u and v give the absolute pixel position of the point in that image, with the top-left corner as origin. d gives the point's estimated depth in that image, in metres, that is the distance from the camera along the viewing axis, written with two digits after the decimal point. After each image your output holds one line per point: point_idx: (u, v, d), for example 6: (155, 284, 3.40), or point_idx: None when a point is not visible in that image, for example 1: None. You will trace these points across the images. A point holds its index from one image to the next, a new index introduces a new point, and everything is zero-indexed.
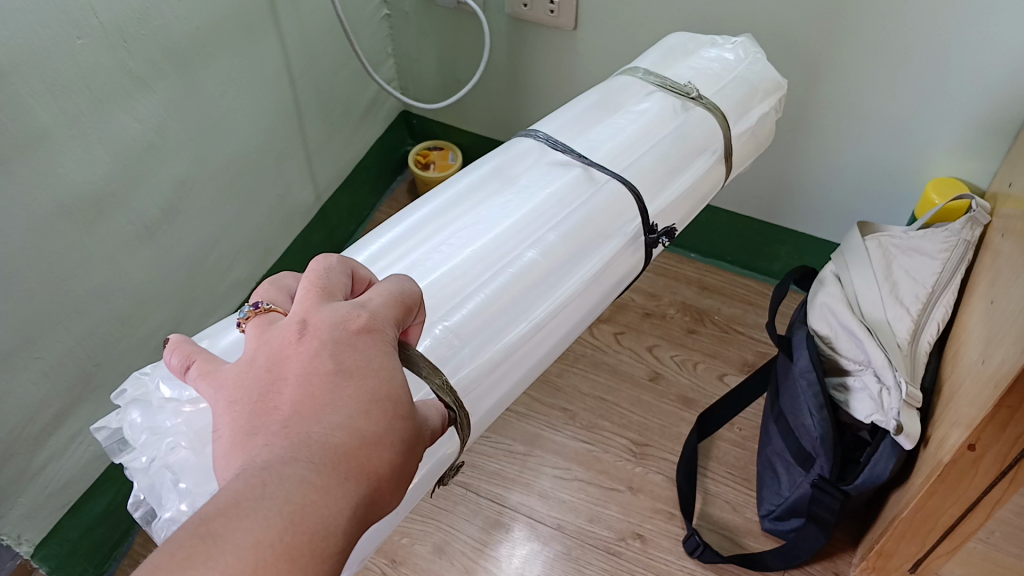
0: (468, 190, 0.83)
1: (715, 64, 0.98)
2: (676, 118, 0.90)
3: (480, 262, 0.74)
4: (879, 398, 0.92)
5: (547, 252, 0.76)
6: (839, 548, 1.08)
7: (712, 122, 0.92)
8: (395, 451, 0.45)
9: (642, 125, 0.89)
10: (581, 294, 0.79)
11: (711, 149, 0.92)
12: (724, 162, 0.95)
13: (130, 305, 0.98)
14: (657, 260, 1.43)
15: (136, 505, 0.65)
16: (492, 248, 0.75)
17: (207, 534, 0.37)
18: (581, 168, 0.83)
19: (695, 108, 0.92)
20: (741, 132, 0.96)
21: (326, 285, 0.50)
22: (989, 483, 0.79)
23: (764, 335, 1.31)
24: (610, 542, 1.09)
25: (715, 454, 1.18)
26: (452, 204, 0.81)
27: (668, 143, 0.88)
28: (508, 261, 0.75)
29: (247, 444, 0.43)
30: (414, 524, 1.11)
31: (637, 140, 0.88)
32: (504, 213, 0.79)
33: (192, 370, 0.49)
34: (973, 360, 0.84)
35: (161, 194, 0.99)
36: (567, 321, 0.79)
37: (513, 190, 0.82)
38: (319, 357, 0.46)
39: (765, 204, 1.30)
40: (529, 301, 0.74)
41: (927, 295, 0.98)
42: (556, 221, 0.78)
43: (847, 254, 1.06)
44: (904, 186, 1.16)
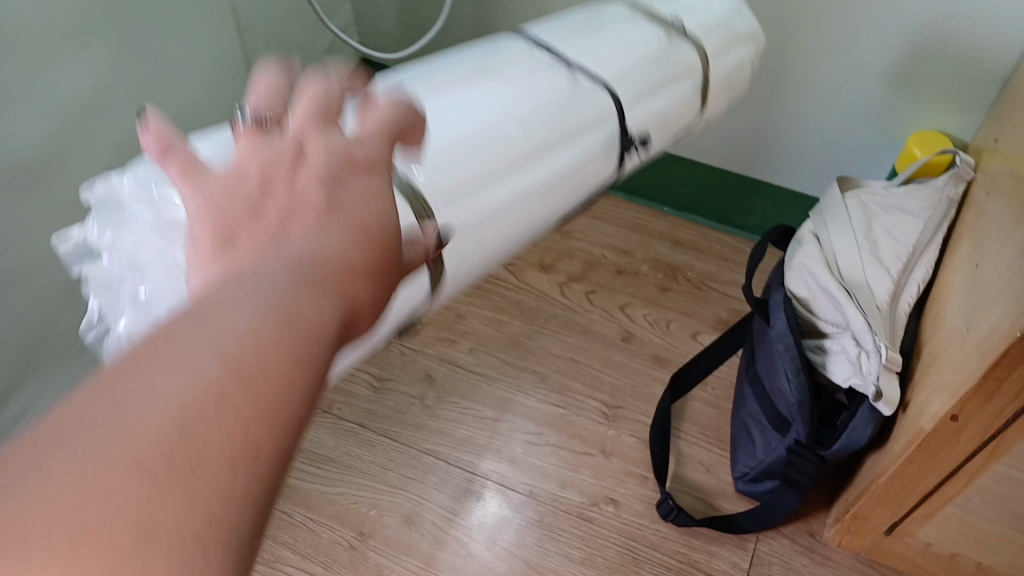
0: (452, 62, 0.77)
1: (697, 3, 0.94)
2: (658, 45, 0.86)
3: (476, 135, 0.69)
4: (857, 361, 0.89)
5: (534, 133, 0.73)
6: (813, 508, 1.08)
7: (696, 76, 0.90)
8: (379, 290, 0.37)
9: (623, 38, 0.85)
10: (560, 179, 0.77)
11: (688, 79, 0.89)
12: (699, 96, 0.92)
13: (73, 278, 0.92)
14: (629, 215, 1.39)
15: (89, 327, 0.61)
16: (488, 124, 0.70)
17: (118, 378, 0.29)
18: (566, 73, 0.79)
19: (676, 38, 0.88)
20: (720, 71, 0.93)
21: (326, 106, 0.41)
22: (971, 451, 0.78)
23: (739, 292, 1.28)
24: (583, 508, 1.07)
25: (688, 415, 1.16)
26: (440, 69, 0.75)
27: (649, 62, 0.85)
28: (502, 134, 0.70)
29: (219, 258, 0.34)
30: (382, 494, 1.08)
31: (619, 52, 0.84)
32: (492, 87, 0.73)
33: (170, 156, 0.39)
34: (956, 325, 0.82)
35: (106, 155, 0.91)
36: (514, 250, 0.82)
37: (502, 71, 0.76)
38: (305, 186, 0.37)
39: (742, 157, 1.25)
40: (515, 179, 0.71)
41: (908, 256, 0.95)
42: (545, 112, 0.75)
43: (826, 210, 1.02)
44: (885, 140, 1.12)
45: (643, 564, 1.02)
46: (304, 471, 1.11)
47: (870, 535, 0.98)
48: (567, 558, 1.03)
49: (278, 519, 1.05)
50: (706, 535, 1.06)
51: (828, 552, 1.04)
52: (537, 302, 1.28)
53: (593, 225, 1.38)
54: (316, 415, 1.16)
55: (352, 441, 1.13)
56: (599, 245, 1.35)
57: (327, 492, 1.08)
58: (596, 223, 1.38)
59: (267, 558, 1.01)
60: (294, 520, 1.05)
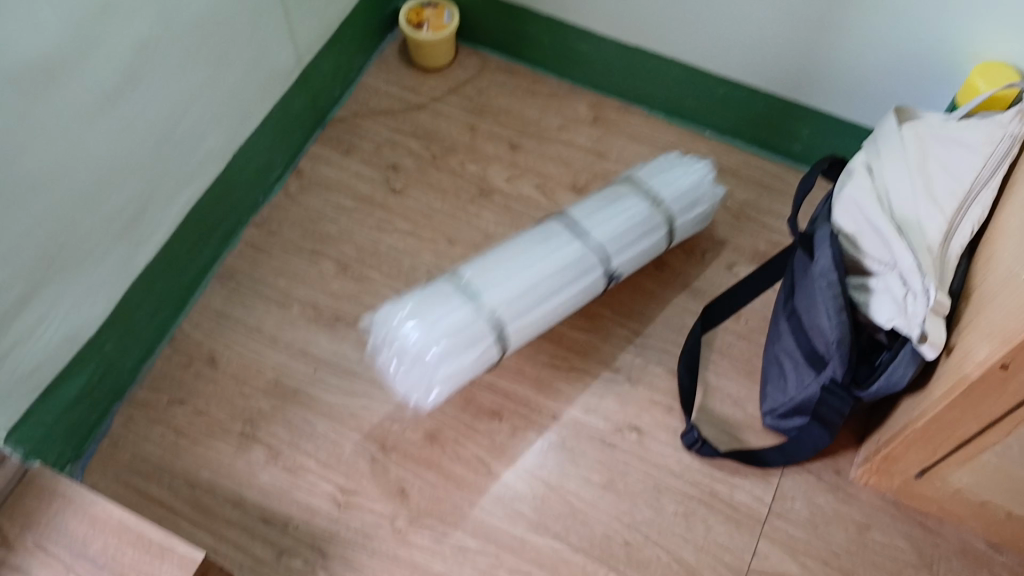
0: (513, 253, 1.09)
1: (685, 184, 1.16)
2: (643, 222, 1.13)
3: (509, 305, 1.05)
4: (902, 302, 0.87)
5: (549, 295, 1.07)
6: (840, 445, 1.06)
7: (662, 236, 1.15)
8: None
9: (629, 222, 1.13)
10: (565, 313, 1.11)
11: (655, 241, 1.15)
12: (666, 238, 1.16)
13: (93, 181, 0.89)
14: (667, 136, 1.31)
15: None
16: (521, 296, 1.05)
17: None
18: (577, 253, 1.09)
19: (658, 215, 1.14)
20: (685, 223, 1.17)
21: None
22: (1017, 399, 0.76)
23: (778, 223, 1.23)
24: (606, 435, 1.07)
25: (719, 346, 1.13)
26: (503, 264, 1.08)
27: (638, 239, 1.14)
28: (525, 309, 1.06)
29: None
30: (407, 411, 1.09)
31: (623, 234, 1.12)
32: (532, 277, 1.07)
33: None
34: (1011, 270, 0.79)
35: (122, 54, 0.87)
36: (558, 291, 1.08)
37: (543, 259, 1.08)
38: None
39: (792, 80, 1.18)
40: (531, 321, 1.07)
41: (965, 193, 0.89)
42: (559, 294, 1.08)
43: (880, 142, 0.98)
44: (950, 69, 1.04)
45: (664, 493, 1.03)
46: (328, 384, 1.10)
47: (898, 476, 0.98)
48: (588, 481, 1.04)
49: (300, 426, 1.07)
50: (729, 466, 1.06)
51: (853, 490, 1.04)
52: None
53: (630, 146, 1.30)
54: (340, 329, 1.14)
55: None
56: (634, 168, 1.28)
57: (350, 405, 1.09)
58: (633, 144, 1.30)
59: (289, 466, 1.05)
60: (318, 430, 1.07)
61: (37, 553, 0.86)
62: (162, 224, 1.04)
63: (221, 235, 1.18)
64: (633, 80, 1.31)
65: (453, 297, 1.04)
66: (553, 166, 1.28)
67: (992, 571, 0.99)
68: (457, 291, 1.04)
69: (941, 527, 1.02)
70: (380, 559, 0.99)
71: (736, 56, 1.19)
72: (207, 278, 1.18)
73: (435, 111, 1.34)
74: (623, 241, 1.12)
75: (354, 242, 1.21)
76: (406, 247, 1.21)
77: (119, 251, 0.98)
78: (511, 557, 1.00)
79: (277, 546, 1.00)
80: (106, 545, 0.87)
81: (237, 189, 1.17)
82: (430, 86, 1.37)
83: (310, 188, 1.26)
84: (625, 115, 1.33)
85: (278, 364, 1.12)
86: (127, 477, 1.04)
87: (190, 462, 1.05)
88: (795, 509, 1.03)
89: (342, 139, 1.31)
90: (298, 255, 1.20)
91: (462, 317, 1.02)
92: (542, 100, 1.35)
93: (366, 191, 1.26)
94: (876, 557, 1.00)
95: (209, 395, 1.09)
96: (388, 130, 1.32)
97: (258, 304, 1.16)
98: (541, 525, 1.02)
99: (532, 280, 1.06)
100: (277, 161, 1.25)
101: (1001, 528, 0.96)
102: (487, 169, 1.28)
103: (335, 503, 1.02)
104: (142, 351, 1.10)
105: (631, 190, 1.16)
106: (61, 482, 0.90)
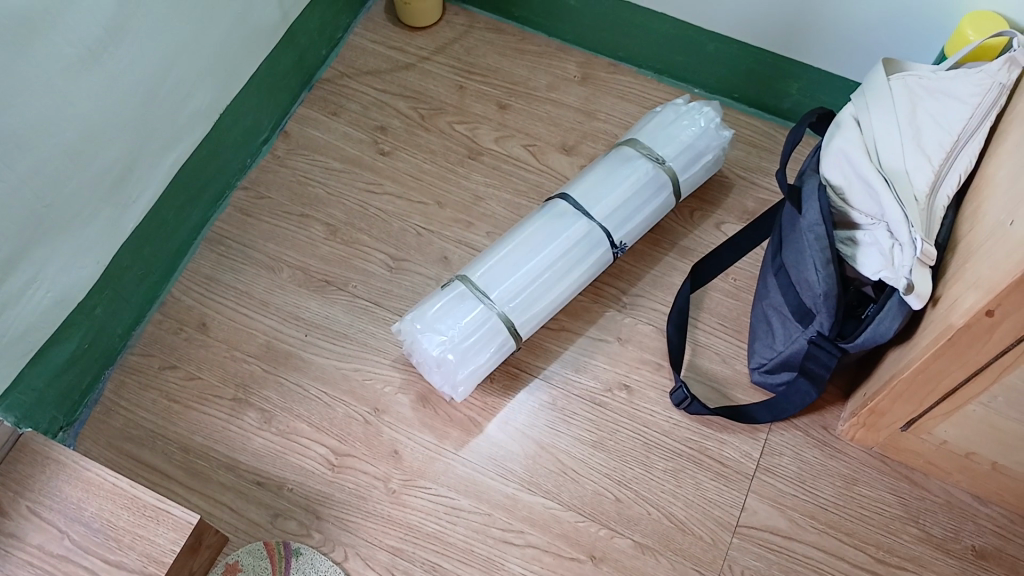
0: (510, 239, 1.08)
1: (686, 136, 1.13)
2: (642, 183, 1.11)
3: (512, 293, 1.04)
4: (889, 254, 0.88)
5: (553, 276, 1.06)
6: (828, 401, 1.07)
7: (668, 190, 1.12)
8: None
9: (629, 186, 1.10)
10: (574, 291, 1.09)
11: (658, 197, 1.12)
12: (671, 194, 1.13)
13: (77, 139, 0.89)
14: (656, 95, 1.30)
15: None
16: (524, 282, 1.04)
17: None
18: (579, 229, 1.08)
19: (659, 172, 1.11)
20: (689, 178, 1.13)
21: None
22: (1003, 348, 0.77)
23: (767, 181, 1.22)
24: (596, 394, 1.07)
25: (707, 305, 1.13)
26: (504, 252, 1.07)
27: (640, 201, 1.11)
28: (532, 294, 1.05)
29: None
30: (397, 373, 1.09)
31: (623, 201, 1.10)
32: (531, 262, 1.06)
33: None
34: (997, 219, 0.79)
35: (101, 10, 0.86)
36: (568, 272, 1.07)
37: (541, 242, 1.07)
38: None
39: (782, 35, 1.16)
40: (538, 305, 1.05)
41: (953, 145, 0.90)
42: (564, 274, 1.06)
43: (868, 93, 0.97)
44: (939, 20, 1.03)
45: (653, 449, 1.04)
46: (319, 347, 1.10)
47: (885, 430, 0.98)
48: (578, 440, 1.05)
49: (292, 389, 1.08)
50: (718, 423, 1.06)
51: (841, 445, 1.05)
52: (556, 185, 1.22)
53: (620, 105, 1.29)
54: (329, 293, 1.14)
55: (366, 320, 1.12)
56: (623, 126, 1.27)
57: (341, 368, 1.09)
58: (623, 102, 1.29)
59: (282, 430, 1.05)
60: (309, 393, 1.07)
61: (31, 517, 0.86)
62: (150, 184, 1.04)
63: (208, 200, 1.17)
64: (621, 36, 1.29)
65: (467, 299, 1.03)
66: (542, 126, 1.27)
67: (977, 523, 1.00)
68: (470, 291, 1.04)
69: (928, 481, 1.03)
70: (373, 520, 1.00)
71: (722, 8, 1.17)
72: (196, 244, 1.17)
73: (423, 72, 1.32)
74: (629, 210, 1.10)
75: (341, 206, 1.20)
76: (395, 210, 1.20)
77: (106, 213, 0.98)
78: (503, 516, 1.01)
79: (270, 509, 1.01)
80: (100, 509, 0.87)
81: (224, 153, 1.17)
82: (418, 44, 1.35)
83: (297, 152, 1.25)
84: (615, 74, 1.32)
85: (269, 329, 1.12)
86: (120, 442, 1.04)
87: (183, 427, 1.05)
88: (783, 465, 1.04)
89: (328, 102, 1.30)
90: (286, 220, 1.19)
91: (477, 318, 1.02)
92: (530, 60, 1.33)
93: (353, 154, 1.25)
94: (863, 511, 1.01)
95: (200, 360, 1.09)
96: (375, 92, 1.31)
97: (246, 269, 1.16)
98: (531, 484, 1.02)
99: (537, 269, 1.05)
100: (264, 124, 1.24)
101: (986, 481, 0.97)
102: (475, 131, 1.27)
103: (327, 465, 1.03)
104: (132, 317, 1.10)
105: (628, 157, 1.12)
106: (53, 449, 0.90)
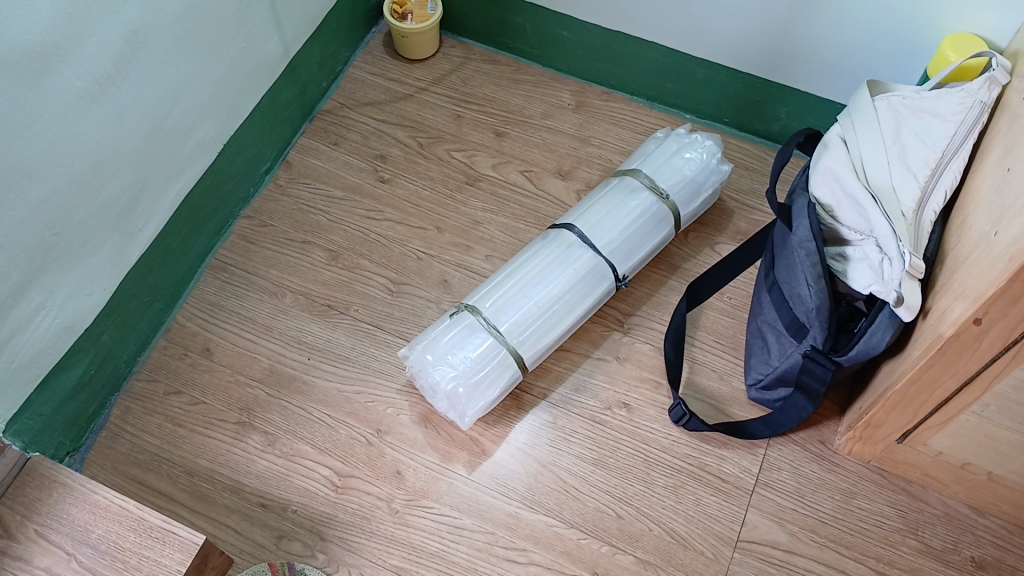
0: (518, 271, 1.10)
1: (688, 169, 1.15)
2: (645, 215, 1.13)
3: (518, 328, 1.06)
4: (880, 268, 0.90)
5: (559, 311, 1.08)
6: (825, 415, 1.08)
7: (669, 223, 1.14)
8: None
9: (633, 219, 1.12)
10: (579, 322, 1.10)
11: (661, 229, 1.14)
12: (674, 226, 1.15)
13: (86, 169, 0.92)
14: (649, 121, 1.33)
15: None
16: (530, 317, 1.06)
17: None
18: (586, 264, 1.09)
19: (663, 205, 1.13)
20: (689, 210, 1.16)
21: None
22: (992, 355, 0.79)
23: (759, 202, 1.25)
24: (596, 412, 1.09)
25: (704, 324, 1.15)
26: (511, 284, 1.09)
27: (643, 234, 1.13)
28: (538, 328, 1.07)
29: None
30: (399, 394, 1.11)
31: (627, 234, 1.12)
32: (537, 295, 1.07)
33: None
34: (982, 231, 0.81)
35: (110, 44, 0.89)
36: (574, 305, 1.09)
37: (547, 275, 1.09)
38: None
39: (769, 62, 1.20)
40: (544, 338, 1.07)
41: (937, 161, 0.92)
42: (570, 307, 1.08)
43: (855, 114, 1.00)
44: (921, 43, 1.07)
45: (654, 466, 1.05)
46: (322, 370, 1.12)
47: (881, 443, 1.00)
48: (579, 458, 1.06)
49: (295, 412, 1.09)
50: (717, 439, 1.07)
51: (839, 459, 1.06)
52: (553, 209, 1.25)
53: (614, 131, 1.32)
54: (332, 317, 1.16)
55: (368, 343, 1.14)
56: (617, 152, 1.30)
57: (344, 391, 1.11)
58: (617, 128, 1.32)
59: (286, 452, 1.06)
60: (313, 416, 1.09)
61: (39, 540, 0.87)
62: (156, 213, 1.06)
63: (212, 229, 1.20)
64: (614, 65, 1.33)
65: (477, 331, 1.05)
66: (538, 153, 1.30)
67: (976, 534, 1.01)
68: (480, 324, 1.06)
69: (926, 493, 1.04)
70: (377, 540, 1.01)
71: (711, 37, 1.21)
72: (200, 271, 1.20)
73: (421, 102, 1.36)
74: (634, 243, 1.12)
75: (343, 232, 1.23)
76: (395, 236, 1.22)
77: (113, 241, 1.00)
78: (506, 534, 1.01)
79: (275, 531, 1.01)
80: (107, 531, 0.88)
81: (228, 183, 1.19)
82: (416, 76, 1.39)
83: (299, 181, 1.28)
84: (608, 101, 1.35)
85: (272, 353, 1.13)
86: (126, 467, 1.05)
87: (188, 451, 1.06)
88: (783, 479, 1.05)
89: (329, 132, 1.33)
90: (289, 247, 1.22)
91: (488, 351, 1.04)
92: (525, 89, 1.37)
93: (354, 182, 1.27)
94: (863, 524, 1.02)
95: (205, 385, 1.11)
96: (374, 122, 1.34)
97: (250, 295, 1.18)
98: (533, 502, 1.03)
99: (545, 301, 1.07)
100: (267, 154, 1.27)
101: (983, 492, 0.98)
102: (473, 158, 1.30)
103: (331, 486, 1.04)
104: (137, 344, 1.11)
105: (632, 188, 1.14)
106: (60, 473, 0.91)
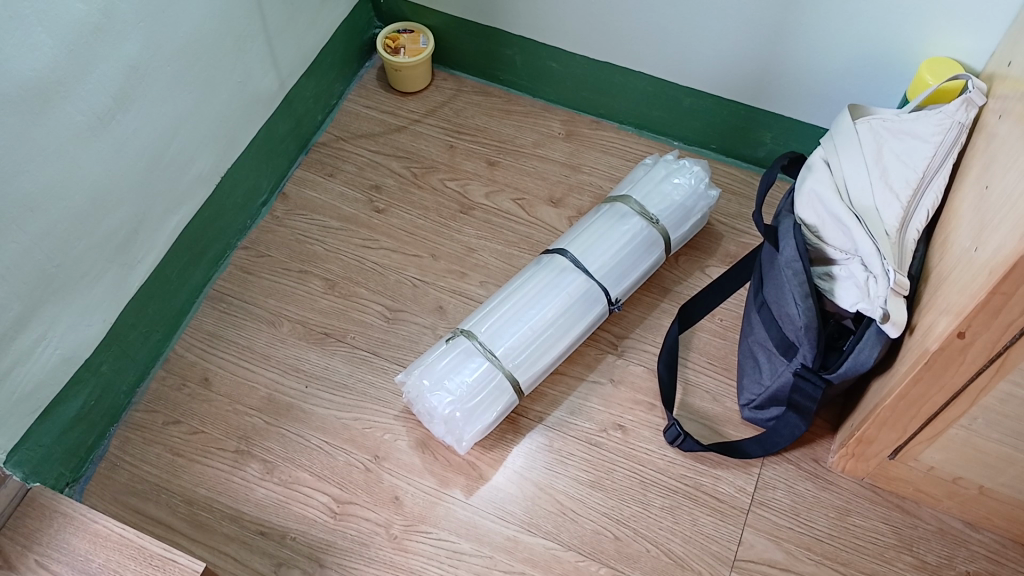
0: (512, 294, 1.12)
1: (676, 194, 1.18)
2: (634, 239, 1.15)
3: (513, 350, 1.07)
4: (865, 286, 0.92)
5: (553, 332, 1.09)
6: (817, 434, 1.10)
7: (659, 245, 1.16)
8: None
9: (623, 243, 1.14)
10: (574, 344, 1.12)
11: (651, 252, 1.16)
12: (663, 250, 1.17)
13: (87, 202, 0.94)
14: (639, 147, 1.36)
15: None
16: (525, 339, 1.08)
17: None
18: (578, 286, 1.11)
19: (652, 228, 1.16)
20: (678, 235, 1.18)
21: None
22: (976, 370, 0.80)
23: (748, 226, 1.27)
24: (591, 434, 1.10)
25: (696, 345, 1.17)
26: (506, 307, 1.11)
27: (634, 257, 1.15)
28: (533, 348, 1.08)
29: None
30: (396, 420, 1.12)
31: (618, 256, 1.14)
32: (531, 317, 1.09)
33: None
34: (963, 247, 0.83)
35: (112, 81, 0.92)
36: (569, 327, 1.10)
37: (541, 299, 1.10)
38: None
39: (753, 89, 1.23)
40: (539, 360, 1.08)
41: (918, 182, 0.95)
42: (564, 329, 1.10)
43: (837, 137, 1.03)
44: (900, 67, 1.10)
45: (650, 487, 1.06)
46: (320, 399, 1.13)
47: (874, 460, 1.01)
48: (575, 480, 1.07)
49: (293, 440, 1.10)
50: (712, 459, 1.08)
51: (832, 476, 1.07)
52: (546, 236, 1.27)
53: (604, 159, 1.34)
54: (329, 345, 1.17)
55: (366, 370, 1.15)
56: (608, 179, 1.32)
57: (341, 418, 1.12)
58: (606, 156, 1.35)
59: (284, 479, 1.07)
60: (310, 443, 1.10)
61: (40, 569, 0.87)
62: (154, 246, 1.08)
63: (210, 260, 1.22)
64: (602, 95, 1.36)
65: (473, 355, 1.07)
66: (530, 181, 1.32)
67: (970, 548, 1.02)
68: (476, 348, 1.07)
69: (920, 509, 1.05)
70: (375, 566, 1.01)
71: (696, 66, 1.24)
72: (199, 302, 1.21)
73: (414, 133, 1.38)
74: (625, 267, 1.14)
75: (339, 261, 1.25)
76: (390, 264, 1.24)
77: (112, 273, 1.02)
78: (504, 557, 1.02)
79: (274, 558, 1.02)
80: (107, 560, 0.88)
81: (226, 214, 1.22)
82: (409, 108, 1.42)
83: (295, 212, 1.30)
84: (597, 130, 1.38)
85: (270, 382, 1.14)
86: (125, 496, 1.06)
87: (187, 481, 1.07)
88: (777, 498, 1.06)
89: (325, 164, 1.35)
90: (286, 276, 1.23)
91: (483, 375, 1.06)
92: (517, 120, 1.39)
93: (349, 213, 1.29)
94: (858, 541, 1.03)
95: (203, 414, 1.12)
96: (369, 154, 1.36)
97: (248, 324, 1.19)
98: (531, 525, 1.04)
99: (539, 324, 1.09)
100: (263, 186, 1.29)
101: (976, 506, 0.99)
102: (466, 187, 1.32)
103: (329, 513, 1.05)
104: (136, 375, 1.12)
105: (622, 214, 1.17)
106: (60, 502, 0.92)
